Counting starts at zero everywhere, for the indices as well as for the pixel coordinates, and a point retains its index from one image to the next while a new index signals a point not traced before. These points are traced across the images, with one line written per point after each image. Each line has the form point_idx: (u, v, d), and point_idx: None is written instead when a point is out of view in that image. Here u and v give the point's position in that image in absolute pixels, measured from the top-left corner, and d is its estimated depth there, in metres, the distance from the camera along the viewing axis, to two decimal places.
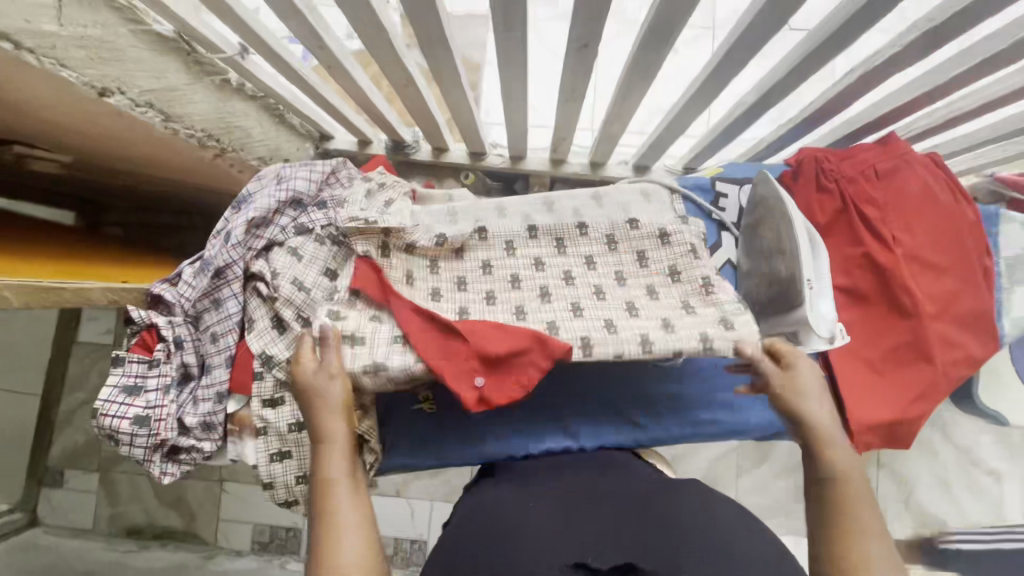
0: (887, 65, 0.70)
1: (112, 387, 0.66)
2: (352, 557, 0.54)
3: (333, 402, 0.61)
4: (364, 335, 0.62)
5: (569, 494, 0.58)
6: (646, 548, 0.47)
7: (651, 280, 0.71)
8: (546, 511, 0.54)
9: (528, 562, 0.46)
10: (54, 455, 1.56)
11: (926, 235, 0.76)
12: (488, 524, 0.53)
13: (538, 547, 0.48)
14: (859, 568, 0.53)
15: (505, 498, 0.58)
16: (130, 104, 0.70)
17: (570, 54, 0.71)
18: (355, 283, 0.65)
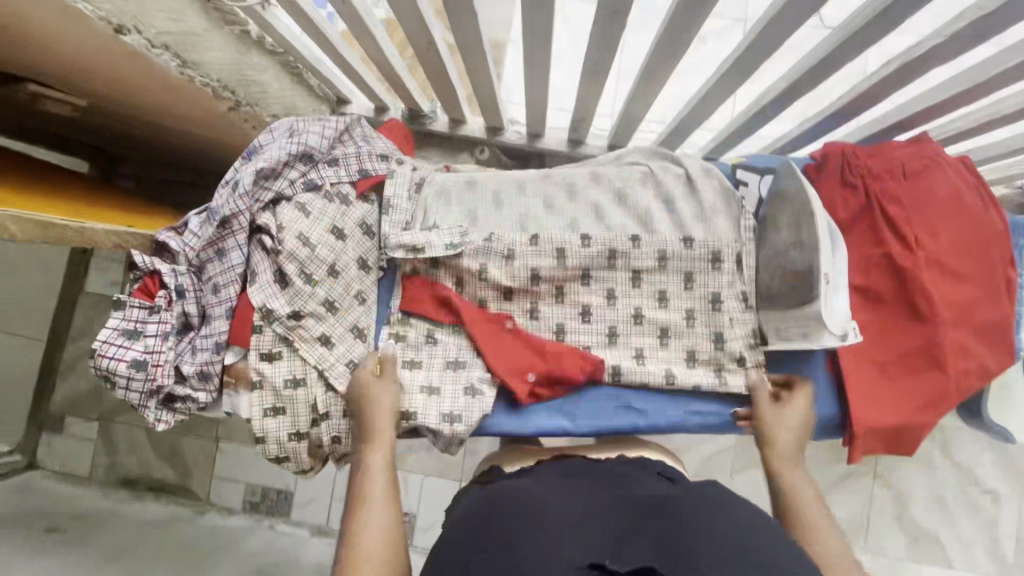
0: (925, 58, 0.67)
1: (111, 329, 0.66)
2: (374, 529, 0.57)
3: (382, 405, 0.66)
4: (421, 360, 0.71)
5: (579, 490, 0.58)
6: (663, 551, 0.48)
7: (665, 286, 0.74)
8: (561, 504, 0.55)
9: (544, 549, 0.48)
10: (55, 401, 1.59)
11: (951, 239, 0.73)
12: (507, 507, 0.54)
13: (558, 538, 0.49)
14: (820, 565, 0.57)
15: (520, 485, 0.60)
16: (146, 45, 0.68)
17: (597, 26, 0.69)
18: (406, 303, 0.71)
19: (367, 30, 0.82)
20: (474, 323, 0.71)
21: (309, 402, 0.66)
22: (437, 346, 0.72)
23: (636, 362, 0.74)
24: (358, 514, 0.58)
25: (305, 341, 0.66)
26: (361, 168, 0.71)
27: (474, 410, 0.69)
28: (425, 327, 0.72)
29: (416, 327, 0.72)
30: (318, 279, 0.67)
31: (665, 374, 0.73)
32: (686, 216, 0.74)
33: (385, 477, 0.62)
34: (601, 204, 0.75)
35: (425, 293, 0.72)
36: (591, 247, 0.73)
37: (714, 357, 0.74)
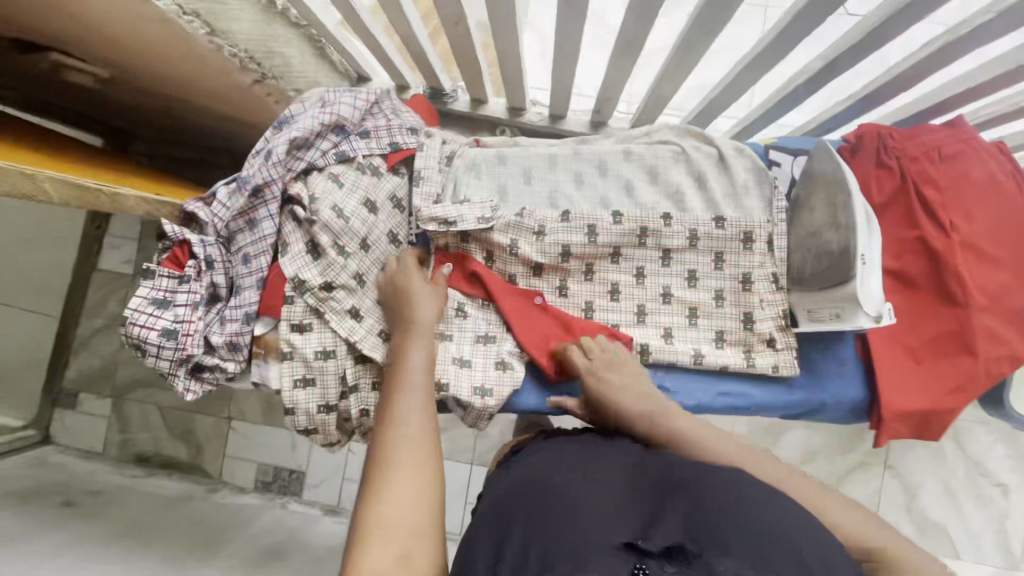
0: (970, 38, 0.65)
1: (140, 298, 0.66)
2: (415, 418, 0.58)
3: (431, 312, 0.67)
4: (451, 332, 0.71)
5: (609, 477, 0.55)
6: (694, 526, 0.45)
7: (696, 265, 0.74)
8: (590, 489, 0.52)
9: (574, 537, 0.45)
10: (69, 376, 1.59)
11: (987, 224, 0.72)
12: (537, 499, 0.52)
13: (589, 522, 0.47)
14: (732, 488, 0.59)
15: (547, 473, 0.57)
16: (176, 10, 0.67)
17: (634, 1, 0.67)
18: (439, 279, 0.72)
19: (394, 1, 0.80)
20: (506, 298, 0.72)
21: (340, 374, 0.67)
22: (468, 319, 0.72)
23: (664, 340, 0.73)
24: (396, 400, 0.59)
25: (335, 312, 0.66)
26: (392, 141, 0.71)
27: (506, 383, 0.70)
28: (456, 300, 0.72)
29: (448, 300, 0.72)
30: (351, 252, 0.67)
31: (694, 354, 0.72)
32: (718, 196, 0.74)
33: (424, 372, 0.62)
34: (632, 182, 0.75)
35: (457, 269, 0.73)
36: (622, 225, 0.72)
37: (742, 337, 0.74)
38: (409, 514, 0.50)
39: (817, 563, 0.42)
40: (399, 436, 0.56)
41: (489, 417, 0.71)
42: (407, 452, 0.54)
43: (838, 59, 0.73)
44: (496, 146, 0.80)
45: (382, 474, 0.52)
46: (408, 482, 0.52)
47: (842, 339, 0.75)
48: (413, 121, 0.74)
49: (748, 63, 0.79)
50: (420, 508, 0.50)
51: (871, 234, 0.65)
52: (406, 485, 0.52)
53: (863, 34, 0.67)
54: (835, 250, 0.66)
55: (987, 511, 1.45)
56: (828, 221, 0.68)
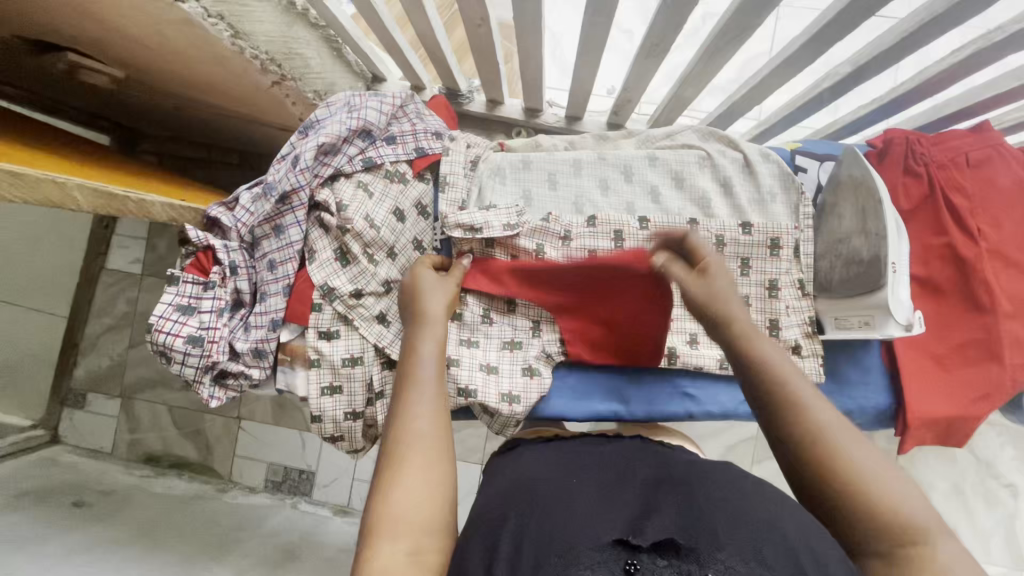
0: (1004, 45, 0.64)
1: (166, 304, 0.65)
2: (426, 412, 0.52)
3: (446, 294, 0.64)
4: (478, 339, 0.71)
5: (603, 473, 0.55)
6: (688, 524, 0.45)
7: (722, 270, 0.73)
8: (586, 486, 0.51)
9: (567, 531, 0.44)
10: (78, 376, 1.59)
11: (1014, 231, 0.72)
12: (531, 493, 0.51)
13: (580, 517, 0.46)
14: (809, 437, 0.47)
15: (543, 470, 0.56)
16: (203, 14, 0.66)
17: (666, 4, 0.66)
18: (466, 285, 0.70)
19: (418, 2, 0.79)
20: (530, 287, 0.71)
21: (366, 381, 0.66)
22: (493, 326, 0.72)
23: (689, 346, 0.72)
24: (406, 394, 0.54)
25: (363, 320, 0.65)
26: (418, 147, 0.70)
27: (533, 390, 0.69)
28: (481, 306, 0.71)
29: (472, 305, 0.71)
30: (380, 260, 0.67)
31: (720, 358, 0.72)
32: (744, 202, 0.73)
33: (435, 362, 0.57)
34: (658, 187, 0.74)
35: (482, 275, 0.70)
36: (648, 230, 0.72)
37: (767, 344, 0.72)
38: (416, 512, 0.46)
39: (809, 558, 0.42)
40: (411, 433, 0.50)
41: (516, 425, 0.71)
42: (417, 448, 0.50)
43: (869, 63, 0.72)
44: (519, 150, 0.79)
45: (391, 482, 0.47)
46: (422, 486, 0.47)
47: (867, 346, 0.75)
48: (438, 126, 0.74)
49: (776, 67, 0.78)
50: (429, 508, 0.47)
51: (895, 238, 0.65)
52: (418, 491, 0.47)
53: (897, 40, 0.66)
54: (866, 259, 0.66)
55: (997, 513, 1.46)
56: (859, 229, 0.68)
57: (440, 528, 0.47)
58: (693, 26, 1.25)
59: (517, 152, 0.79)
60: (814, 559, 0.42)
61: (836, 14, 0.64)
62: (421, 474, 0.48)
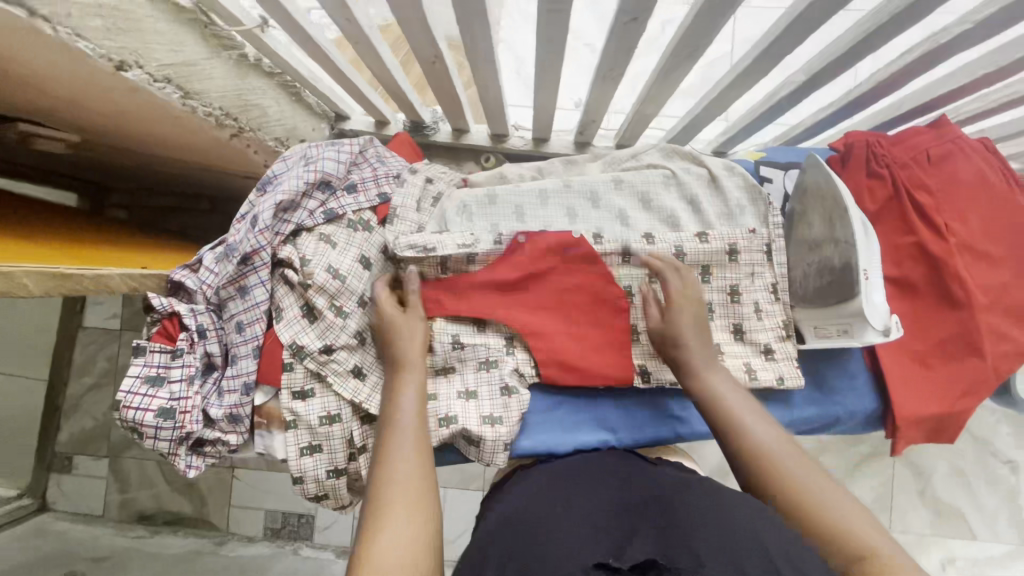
0: (951, 46, 0.65)
1: (133, 378, 0.63)
2: (406, 464, 0.54)
3: (413, 337, 0.63)
4: (454, 366, 0.69)
5: (596, 499, 0.55)
6: (668, 546, 0.44)
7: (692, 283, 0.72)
8: (573, 515, 0.51)
9: (552, 560, 0.44)
10: (62, 440, 1.54)
11: (980, 223, 0.72)
12: (523, 530, 0.50)
13: (565, 544, 0.46)
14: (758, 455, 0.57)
15: (530, 507, 0.55)
16: (148, 79, 0.65)
17: (617, 30, 0.65)
18: (430, 311, 0.68)
19: (372, 45, 0.79)
20: (492, 300, 0.69)
21: (346, 437, 0.65)
22: (466, 350, 0.68)
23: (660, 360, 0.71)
24: (387, 448, 0.56)
25: (337, 375, 0.64)
26: (380, 193, 0.70)
27: (513, 410, 0.67)
28: (450, 333, 0.68)
29: (442, 335, 0.68)
30: (349, 312, 0.65)
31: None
32: (713, 217, 0.73)
33: (414, 411, 0.59)
34: (626, 210, 0.74)
35: (447, 295, 0.69)
36: (603, 245, 0.71)
37: (739, 353, 0.71)
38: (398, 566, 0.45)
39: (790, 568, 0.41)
40: (390, 485, 0.52)
41: (505, 450, 0.67)
42: (400, 498, 0.51)
43: (822, 70, 0.73)
44: (483, 185, 0.78)
45: (374, 534, 0.48)
46: (404, 538, 0.48)
47: (847, 351, 0.75)
48: (397, 169, 0.73)
49: (731, 79, 0.78)
50: (411, 555, 0.47)
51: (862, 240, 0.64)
52: (398, 542, 0.47)
53: (848, 46, 0.67)
54: (835, 266, 0.66)
55: (1000, 491, 1.46)
56: (828, 237, 0.67)
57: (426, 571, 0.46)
58: (652, 36, 1.25)
59: (481, 187, 0.78)
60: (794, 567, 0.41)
61: (783, 28, 0.64)
62: (404, 525, 0.49)
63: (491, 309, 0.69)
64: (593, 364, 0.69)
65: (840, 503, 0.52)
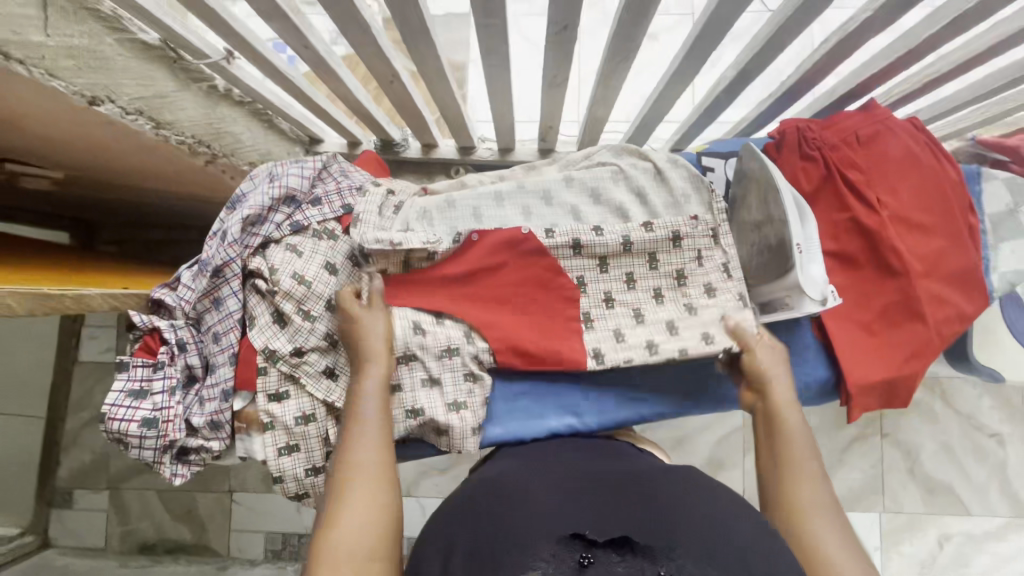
0: (861, 32, 0.70)
1: (118, 392, 0.67)
2: (368, 450, 0.61)
3: (375, 330, 0.68)
4: (413, 352, 0.70)
5: (567, 475, 0.58)
6: (645, 526, 0.47)
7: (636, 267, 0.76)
8: (542, 491, 0.54)
9: (521, 534, 0.47)
10: (62, 475, 1.55)
11: (913, 197, 0.77)
12: (493, 503, 0.53)
13: (533, 520, 0.49)
14: (778, 437, 0.67)
15: (504, 480, 0.57)
16: (121, 112, 0.70)
17: (551, 39, 0.70)
18: (390, 302, 0.71)
19: (331, 69, 0.84)
20: (445, 295, 0.73)
21: (322, 436, 0.68)
22: (427, 336, 0.71)
23: (614, 340, 0.74)
24: (351, 431, 0.62)
25: (311, 375, 0.68)
26: (344, 204, 0.74)
27: (476, 394, 0.71)
28: (409, 319, 0.71)
29: (401, 319, 0.70)
30: (318, 315, 0.69)
31: (648, 345, 0.73)
32: (659, 207, 0.77)
33: (378, 399, 0.65)
34: (578, 206, 0.78)
35: (407, 289, 0.73)
36: (556, 240, 0.75)
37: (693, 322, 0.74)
38: (354, 542, 0.53)
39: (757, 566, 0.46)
40: (354, 466, 0.59)
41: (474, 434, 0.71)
42: (362, 476, 0.59)
43: (749, 64, 0.78)
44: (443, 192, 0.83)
45: (337, 511, 0.56)
46: (360, 515, 0.56)
47: (797, 325, 0.79)
48: (359, 180, 0.77)
49: (669, 79, 0.83)
50: (365, 534, 0.54)
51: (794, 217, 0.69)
52: (355, 519, 0.55)
53: (766, 41, 0.72)
54: (772, 243, 0.70)
55: (988, 464, 1.48)
56: (765, 217, 0.71)
57: (376, 548, 0.54)
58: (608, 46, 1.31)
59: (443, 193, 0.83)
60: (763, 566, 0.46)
61: (703, 28, 0.69)
62: (360, 504, 0.56)
63: (443, 303, 0.72)
64: (546, 350, 0.72)
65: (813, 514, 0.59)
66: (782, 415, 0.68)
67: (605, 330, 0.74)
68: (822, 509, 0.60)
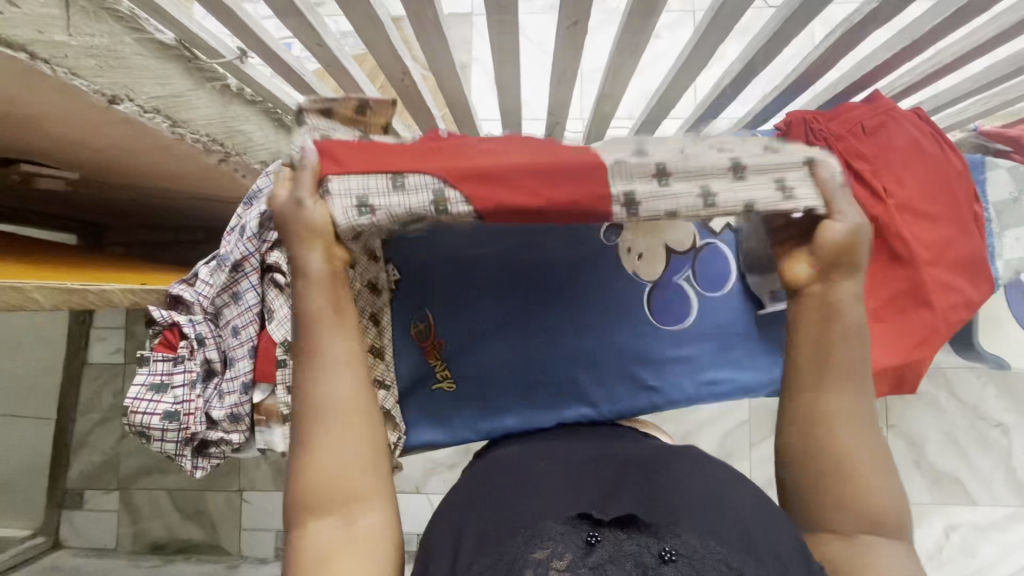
0: (866, 24, 0.71)
1: (139, 385, 0.69)
2: (333, 381, 0.50)
3: (316, 230, 0.50)
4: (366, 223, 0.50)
5: (572, 453, 0.59)
6: (651, 504, 0.49)
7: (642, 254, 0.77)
8: (549, 470, 0.55)
9: (529, 515, 0.49)
10: (73, 477, 1.56)
11: (917, 186, 0.78)
12: (500, 482, 0.54)
13: (542, 499, 0.50)
14: (827, 367, 0.54)
15: (512, 460, 0.59)
16: (138, 111, 0.70)
17: (562, 34, 0.71)
18: (322, 172, 0.50)
19: (343, 67, 0.85)
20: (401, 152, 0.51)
21: None
22: (377, 209, 0.49)
23: (657, 183, 0.50)
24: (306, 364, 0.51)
25: None
26: None
27: None
28: (350, 194, 0.49)
29: (341, 197, 0.49)
30: None
31: (702, 191, 0.50)
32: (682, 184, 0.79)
33: (334, 322, 0.51)
34: None
35: (348, 152, 0.51)
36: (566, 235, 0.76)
37: (768, 163, 0.51)
38: (339, 482, 0.49)
39: (763, 544, 0.47)
40: (320, 403, 0.50)
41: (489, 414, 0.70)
42: (331, 414, 0.50)
43: (754, 57, 0.79)
44: None
45: (311, 452, 0.50)
46: (338, 456, 0.50)
47: None
48: None
49: (676, 71, 0.84)
50: (349, 471, 0.50)
51: None
52: (333, 460, 0.50)
53: (772, 34, 0.73)
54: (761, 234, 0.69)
55: (993, 454, 1.49)
56: None
57: (364, 480, 0.50)
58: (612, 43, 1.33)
59: None
60: (769, 543, 0.48)
61: (709, 22, 0.71)
62: (336, 445, 0.50)
63: (402, 158, 0.51)
64: (555, 204, 0.50)
65: (865, 468, 0.53)
66: (843, 329, 0.53)
67: (644, 167, 0.49)
68: (873, 458, 0.53)
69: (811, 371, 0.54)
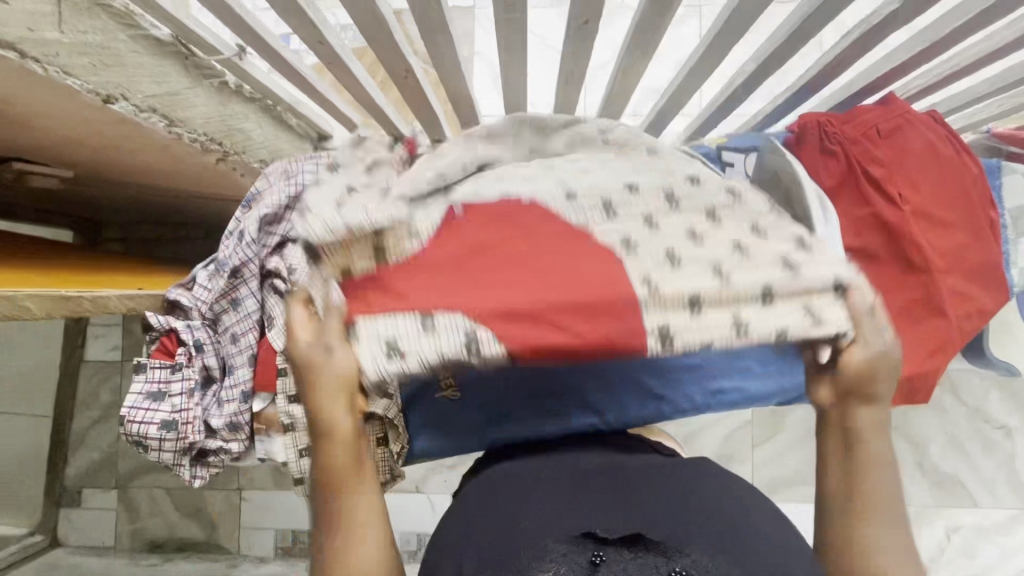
0: (885, 24, 0.69)
1: (136, 394, 0.67)
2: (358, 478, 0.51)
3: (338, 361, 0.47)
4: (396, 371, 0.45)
5: (577, 462, 0.57)
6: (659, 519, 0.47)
7: None
8: (554, 481, 0.53)
9: (532, 533, 0.46)
10: (70, 475, 1.54)
11: (933, 192, 0.76)
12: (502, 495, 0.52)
13: (544, 514, 0.48)
14: (853, 461, 0.49)
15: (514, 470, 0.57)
16: (134, 110, 0.68)
17: (572, 33, 0.69)
18: (348, 315, 0.46)
19: (345, 64, 0.83)
20: (431, 287, 0.47)
21: None
22: (407, 356, 0.44)
23: (688, 314, 0.45)
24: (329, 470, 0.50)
25: None
26: None
27: None
28: (378, 338, 0.45)
29: (365, 340, 0.45)
30: None
31: (734, 323, 0.45)
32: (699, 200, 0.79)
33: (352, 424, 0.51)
34: None
35: (373, 292, 0.46)
36: None
37: (799, 289, 0.46)
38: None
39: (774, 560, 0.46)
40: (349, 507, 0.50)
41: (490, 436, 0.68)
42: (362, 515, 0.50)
43: (769, 57, 0.77)
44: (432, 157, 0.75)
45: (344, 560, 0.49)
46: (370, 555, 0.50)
47: None
48: None
49: (687, 71, 0.82)
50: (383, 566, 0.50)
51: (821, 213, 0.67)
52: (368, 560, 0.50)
53: (787, 34, 0.71)
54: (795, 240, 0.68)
55: (997, 456, 1.48)
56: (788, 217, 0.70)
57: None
58: None
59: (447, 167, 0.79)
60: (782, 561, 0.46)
61: (724, 21, 0.68)
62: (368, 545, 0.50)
63: (427, 294, 0.46)
64: (600, 347, 0.45)
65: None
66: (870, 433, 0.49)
67: (676, 301, 0.45)
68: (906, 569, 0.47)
69: (837, 467, 0.50)
